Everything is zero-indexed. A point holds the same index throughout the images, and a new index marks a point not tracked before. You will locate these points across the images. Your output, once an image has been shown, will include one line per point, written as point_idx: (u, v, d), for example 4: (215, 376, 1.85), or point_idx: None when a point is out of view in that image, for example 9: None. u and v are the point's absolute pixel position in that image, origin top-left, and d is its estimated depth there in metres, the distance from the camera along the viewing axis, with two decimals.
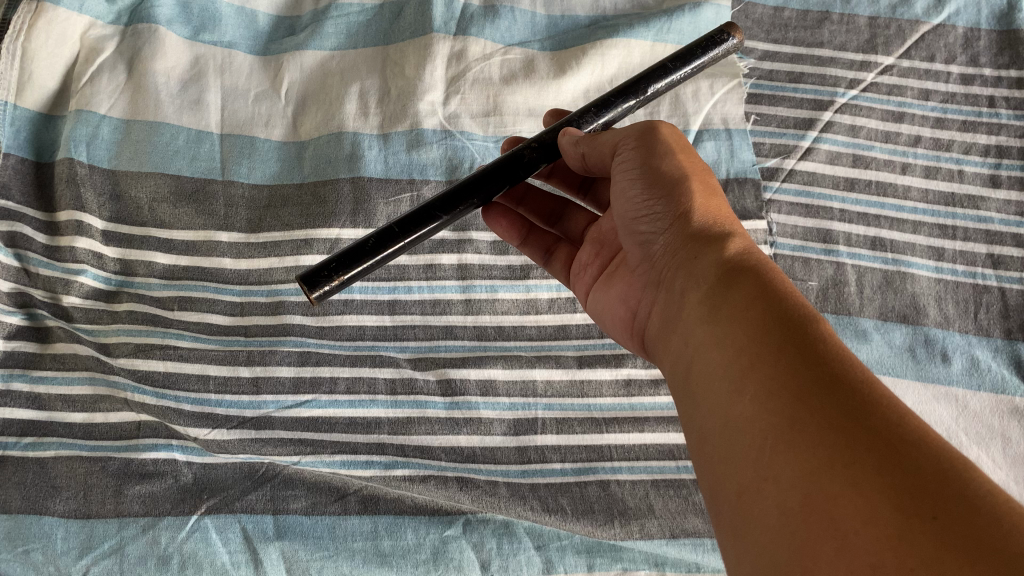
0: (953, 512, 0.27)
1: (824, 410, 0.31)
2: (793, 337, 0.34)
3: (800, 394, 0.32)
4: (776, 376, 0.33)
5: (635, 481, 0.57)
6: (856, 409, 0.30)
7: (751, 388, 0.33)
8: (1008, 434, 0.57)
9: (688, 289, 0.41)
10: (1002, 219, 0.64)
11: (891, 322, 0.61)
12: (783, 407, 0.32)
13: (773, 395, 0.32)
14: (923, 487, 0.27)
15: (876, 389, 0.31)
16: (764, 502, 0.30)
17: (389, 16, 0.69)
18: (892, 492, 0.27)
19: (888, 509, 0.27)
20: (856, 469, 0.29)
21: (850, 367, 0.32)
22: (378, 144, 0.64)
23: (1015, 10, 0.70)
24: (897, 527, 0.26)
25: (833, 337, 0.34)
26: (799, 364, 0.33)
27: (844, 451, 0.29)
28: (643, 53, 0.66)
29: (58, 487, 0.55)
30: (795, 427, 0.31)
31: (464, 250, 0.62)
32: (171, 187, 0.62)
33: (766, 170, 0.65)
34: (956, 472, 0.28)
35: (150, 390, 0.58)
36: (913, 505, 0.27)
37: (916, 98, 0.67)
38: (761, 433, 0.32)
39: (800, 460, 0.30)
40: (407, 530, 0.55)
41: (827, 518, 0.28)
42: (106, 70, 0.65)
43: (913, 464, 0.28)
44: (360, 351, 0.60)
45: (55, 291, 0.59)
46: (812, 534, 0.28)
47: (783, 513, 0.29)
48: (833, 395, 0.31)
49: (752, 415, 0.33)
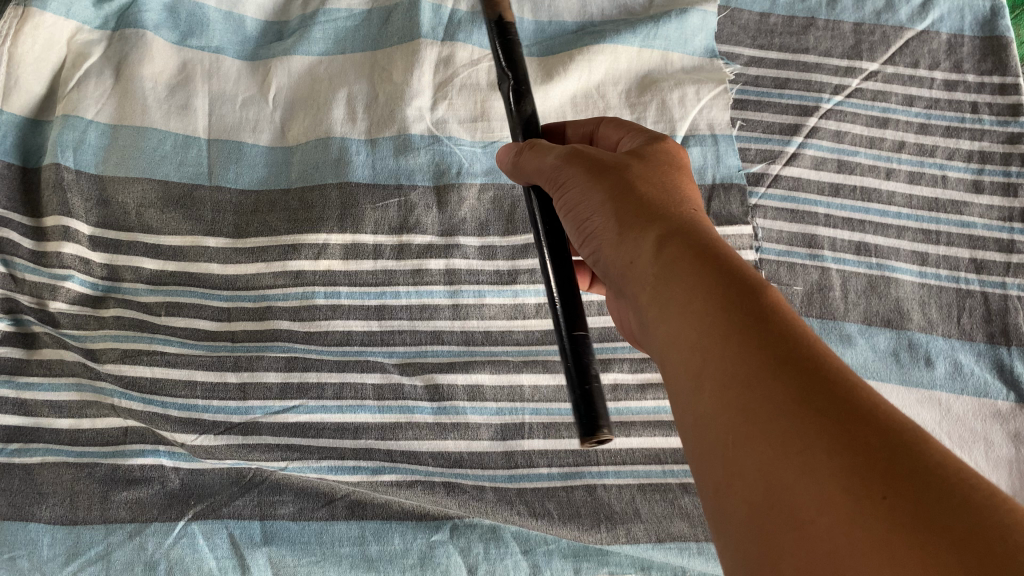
0: (906, 491, 0.26)
1: (774, 397, 0.29)
2: (741, 322, 0.32)
3: (750, 383, 0.30)
4: (727, 365, 0.31)
5: (622, 486, 0.58)
6: (805, 393, 0.29)
7: (707, 378, 0.32)
8: (990, 437, 0.58)
9: (637, 286, 0.38)
10: (985, 224, 0.65)
11: (875, 327, 0.61)
12: (735, 396, 0.30)
13: (726, 383, 0.31)
14: (875, 466, 0.26)
15: (823, 365, 0.30)
16: (731, 494, 0.30)
17: (377, 21, 0.69)
18: (846, 475, 0.26)
19: (844, 495, 0.26)
20: (810, 455, 0.27)
21: (796, 347, 0.31)
22: (365, 149, 0.64)
23: (998, 16, 0.70)
24: (853, 512, 0.26)
25: (782, 316, 0.32)
26: (748, 349, 0.31)
27: (797, 438, 0.28)
28: (630, 59, 0.67)
29: (45, 494, 0.55)
30: (749, 416, 0.30)
31: (452, 254, 0.62)
32: (159, 192, 0.62)
33: (751, 175, 0.65)
34: (906, 443, 0.27)
35: (136, 396, 0.58)
36: (866, 486, 0.26)
37: (900, 104, 0.68)
38: (722, 426, 0.31)
39: (759, 450, 0.29)
40: (395, 534, 0.56)
41: (789, 508, 0.27)
42: (93, 75, 0.64)
43: (864, 443, 0.27)
44: (348, 356, 0.60)
45: (42, 296, 0.59)
46: (776, 524, 0.27)
47: (751, 507, 0.29)
48: (784, 379, 0.30)
49: (711, 406, 0.31)
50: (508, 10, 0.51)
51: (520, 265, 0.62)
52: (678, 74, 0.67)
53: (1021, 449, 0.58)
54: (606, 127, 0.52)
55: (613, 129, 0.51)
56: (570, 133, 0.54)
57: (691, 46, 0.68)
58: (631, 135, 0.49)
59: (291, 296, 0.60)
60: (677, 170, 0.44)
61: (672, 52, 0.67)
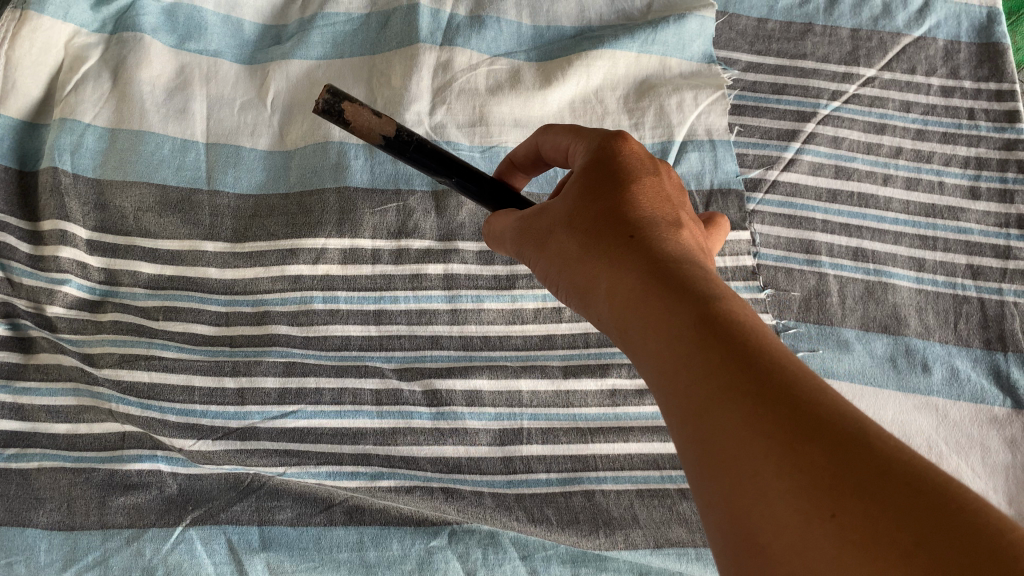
0: (855, 505, 0.24)
1: (725, 419, 0.28)
2: (693, 342, 0.31)
3: (702, 406, 0.29)
4: (681, 389, 0.31)
5: (620, 491, 0.58)
6: (752, 411, 0.28)
7: (668, 404, 0.31)
8: (986, 443, 0.58)
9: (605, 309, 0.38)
10: (982, 230, 0.65)
11: (873, 332, 0.61)
12: (691, 423, 0.30)
13: (683, 408, 0.30)
14: (823, 481, 0.25)
15: (772, 378, 0.29)
16: (705, 525, 0.29)
17: (375, 26, 0.69)
18: (797, 495, 0.25)
19: (795, 516, 0.25)
20: (762, 477, 0.26)
21: (744, 361, 0.30)
22: (363, 154, 0.64)
23: (994, 23, 0.71)
24: (804, 533, 0.24)
25: (734, 331, 0.31)
26: (699, 371, 0.30)
27: (747, 459, 0.27)
28: (628, 64, 0.67)
29: (42, 499, 0.55)
30: (705, 442, 0.29)
31: (451, 260, 0.62)
32: (157, 196, 0.62)
33: (749, 181, 0.65)
34: (856, 451, 0.25)
35: (134, 401, 0.58)
36: (816, 507, 0.25)
37: (897, 110, 0.68)
38: (686, 451, 0.30)
39: (716, 476, 0.28)
40: (393, 540, 0.56)
41: (747, 533, 0.26)
42: (90, 78, 0.64)
43: (811, 459, 0.26)
44: (346, 361, 0.60)
45: (39, 300, 0.59)
46: (740, 551, 0.26)
47: (719, 537, 0.27)
48: (734, 398, 0.29)
49: (677, 432, 0.31)
50: (382, 120, 0.42)
51: (519, 270, 0.62)
52: (676, 79, 0.67)
53: (1018, 455, 0.58)
54: (544, 139, 0.50)
55: (552, 145, 0.49)
56: (518, 153, 0.53)
57: (689, 51, 0.68)
58: (573, 141, 0.47)
59: (289, 301, 0.60)
60: (625, 174, 0.43)
61: (670, 57, 0.68)
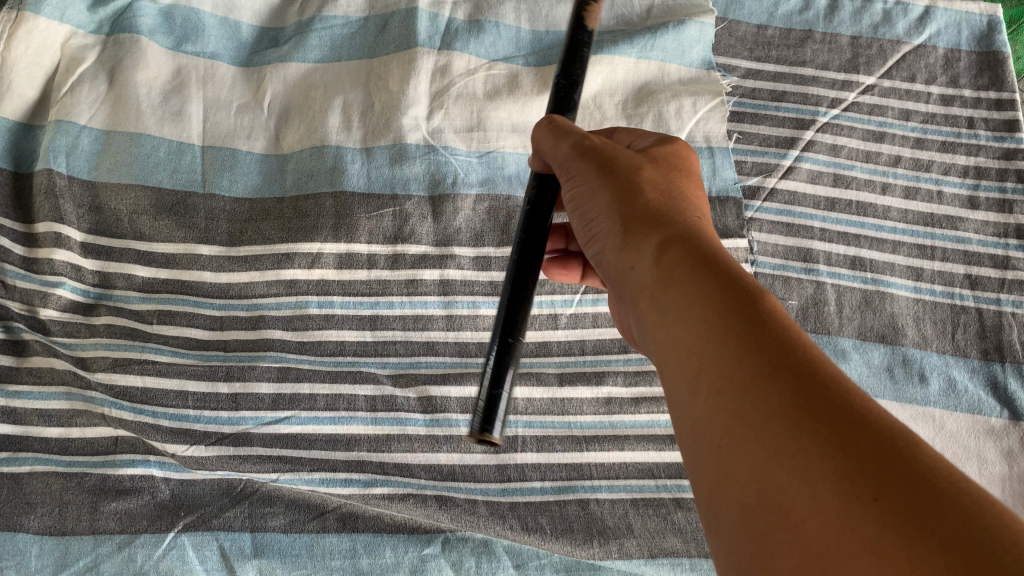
0: (896, 494, 0.25)
1: (767, 400, 0.29)
2: (738, 325, 0.32)
3: (744, 386, 0.30)
4: (721, 369, 0.31)
5: (614, 501, 0.57)
6: (798, 395, 0.29)
7: (703, 383, 0.32)
8: (983, 454, 0.58)
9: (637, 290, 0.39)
10: (980, 240, 0.65)
11: (870, 342, 0.61)
12: (731, 401, 0.30)
13: (718, 388, 0.31)
14: (866, 466, 0.26)
15: (814, 369, 0.30)
16: (727, 502, 0.30)
17: (374, 29, 0.69)
18: (838, 477, 0.26)
19: (833, 497, 0.26)
20: (804, 458, 0.27)
21: (792, 351, 0.30)
22: (360, 158, 0.64)
23: (994, 32, 0.71)
24: (843, 514, 0.25)
25: (779, 321, 0.32)
26: (741, 352, 0.31)
27: (788, 440, 0.28)
28: (627, 70, 0.67)
29: (33, 503, 0.55)
30: (743, 420, 0.30)
31: (447, 265, 0.62)
32: (152, 199, 0.62)
33: (747, 188, 0.65)
34: (899, 447, 0.27)
35: (127, 405, 0.57)
36: (856, 491, 0.26)
37: (896, 118, 0.68)
38: (717, 427, 0.31)
39: (753, 453, 0.29)
40: (385, 548, 0.56)
41: (780, 508, 0.27)
42: (86, 79, 0.64)
43: (856, 445, 0.27)
44: (340, 367, 0.59)
45: (32, 303, 0.59)
46: (769, 527, 0.27)
47: (743, 512, 0.29)
48: (779, 380, 0.29)
49: (708, 409, 0.31)
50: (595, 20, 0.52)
51: None
52: (674, 85, 0.67)
53: (1015, 466, 0.58)
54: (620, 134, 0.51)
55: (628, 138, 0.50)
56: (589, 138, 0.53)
57: (688, 57, 0.68)
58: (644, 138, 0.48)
59: (284, 306, 0.60)
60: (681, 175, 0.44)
61: (669, 63, 0.67)
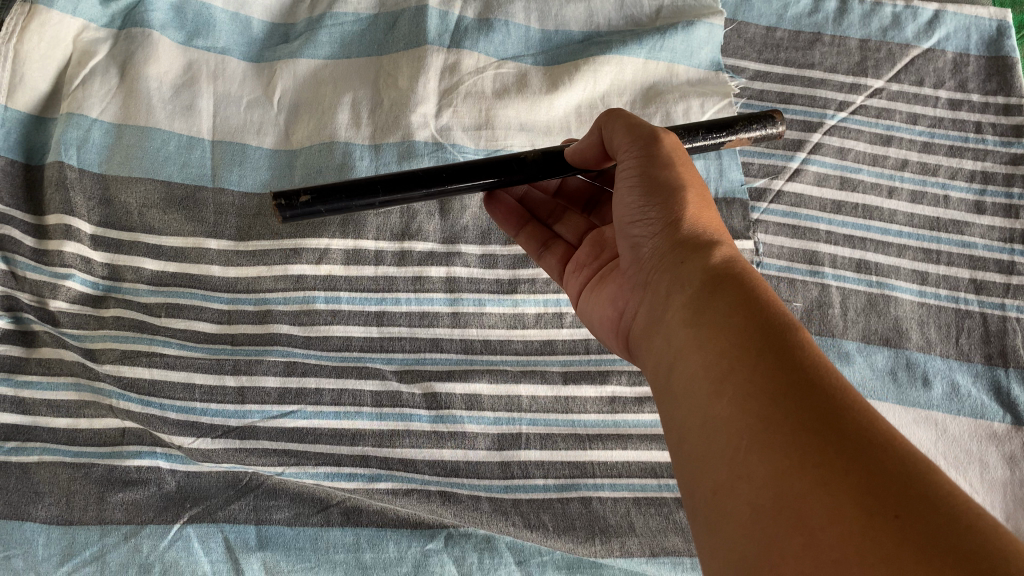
0: (915, 512, 0.27)
1: (798, 412, 0.31)
2: (773, 342, 0.34)
3: (776, 396, 0.32)
4: (754, 379, 0.33)
5: (617, 499, 0.58)
6: (826, 412, 0.31)
7: (731, 388, 0.34)
8: (985, 459, 0.58)
9: (673, 297, 0.41)
10: (986, 245, 0.65)
11: (874, 345, 0.61)
12: (759, 409, 0.32)
13: (747, 397, 0.33)
14: (888, 486, 0.28)
15: (846, 395, 0.32)
16: (737, 503, 0.31)
17: (384, 26, 0.69)
18: (859, 492, 0.28)
19: (851, 508, 0.28)
20: (828, 471, 0.29)
21: (826, 377, 0.33)
22: (369, 155, 0.64)
23: (1004, 36, 0.71)
24: (862, 525, 0.27)
25: (812, 346, 0.34)
26: (776, 369, 0.33)
27: (814, 452, 0.30)
28: (635, 71, 0.67)
29: (41, 493, 0.55)
30: (770, 429, 0.31)
31: (453, 263, 0.62)
32: (161, 193, 0.62)
33: (754, 190, 0.65)
34: (920, 474, 0.29)
35: (135, 397, 0.58)
36: (876, 506, 0.28)
37: (904, 122, 0.68)
38: (738, 432, 0.32)
39: (776, 459, 0.30)
40: (389, 542, 0.56)
41: (792, 512, 0.29)
42: (98, 73, 0.64)
43: (882, 465, 0.29)
44: (346, 362, 0.60)
45: (42, 295, 0.59)
46: (781, 531, 0.29)
47: (754, 511, 0.30)
48: (811, 399, 0.32)
49: (732, 414, 0.33)
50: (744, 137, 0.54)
51: (521, 275, 0.62)
52: (682, 87, 0.67)
53: (1017, 470, 0.58)
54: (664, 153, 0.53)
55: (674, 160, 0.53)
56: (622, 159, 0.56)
57: (696, 59, 0.68)
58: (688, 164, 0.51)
59: (291, 300, 0.61)
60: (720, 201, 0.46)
61: (677, 64, 0.68)
